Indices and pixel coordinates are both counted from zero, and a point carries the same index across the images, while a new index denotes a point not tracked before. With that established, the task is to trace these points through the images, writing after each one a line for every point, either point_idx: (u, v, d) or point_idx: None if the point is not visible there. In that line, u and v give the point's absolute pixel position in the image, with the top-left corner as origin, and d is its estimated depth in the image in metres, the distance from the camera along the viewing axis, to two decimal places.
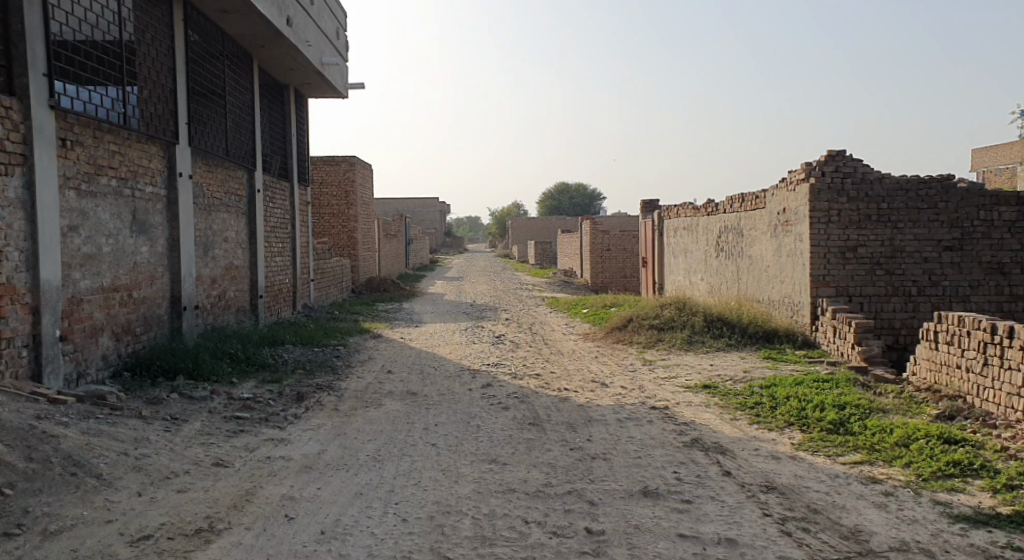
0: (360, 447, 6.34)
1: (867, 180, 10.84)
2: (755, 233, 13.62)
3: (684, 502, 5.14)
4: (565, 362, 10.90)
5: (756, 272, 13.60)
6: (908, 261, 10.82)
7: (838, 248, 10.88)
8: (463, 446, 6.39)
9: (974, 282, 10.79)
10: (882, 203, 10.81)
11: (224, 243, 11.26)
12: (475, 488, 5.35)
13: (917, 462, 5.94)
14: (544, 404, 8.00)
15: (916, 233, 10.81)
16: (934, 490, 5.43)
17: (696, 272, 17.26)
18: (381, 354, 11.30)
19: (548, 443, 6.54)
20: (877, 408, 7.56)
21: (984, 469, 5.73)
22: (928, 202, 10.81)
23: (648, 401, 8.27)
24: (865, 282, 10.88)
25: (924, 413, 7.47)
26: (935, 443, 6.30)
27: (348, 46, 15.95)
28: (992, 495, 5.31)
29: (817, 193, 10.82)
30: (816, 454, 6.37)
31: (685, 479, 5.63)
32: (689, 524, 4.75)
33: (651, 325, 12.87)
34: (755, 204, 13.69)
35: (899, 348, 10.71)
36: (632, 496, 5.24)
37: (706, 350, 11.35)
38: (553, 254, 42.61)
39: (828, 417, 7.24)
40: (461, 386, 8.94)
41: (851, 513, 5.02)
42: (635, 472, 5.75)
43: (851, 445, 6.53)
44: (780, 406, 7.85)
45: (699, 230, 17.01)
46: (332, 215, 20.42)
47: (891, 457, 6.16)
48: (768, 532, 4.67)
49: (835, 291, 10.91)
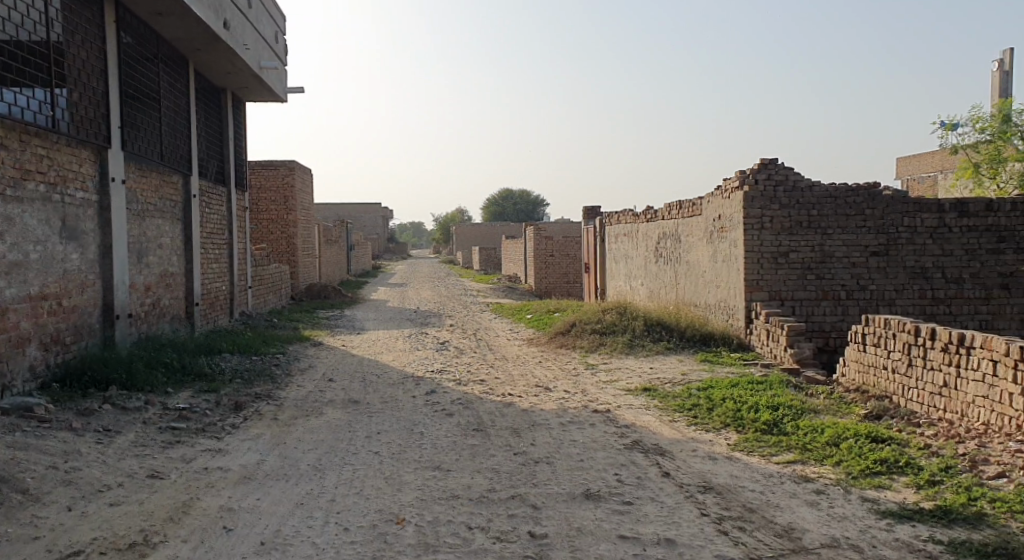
0: (301, 456, 6.27)
1: (798, 188, 11.17)
2: (693, 239, 13.89)
3: (625, 503, 5.22)
4: (508, 368, 10.94)
5: (694, 277, 13.88)
6: (837, 266, 11.18)
7: (771, 253, 11.18)
8: (406, 454, 6.37)
9: (899, 286, 11.15)
10: (812, 211, 11.16)
11: (158, 249, 11.00)
12: (418, 495, 5.34)
13: (846, 461, 6.14)
14: (488, 410, 8.03)
15: (844, 239, 11.17)
16: (862, 487, 5.63)
17: (636, 278, 17.51)
18: (321, 361, 11.17)
19: (492, 448, 6.56)
20: (808, 409, 7.80)
21: (908, 466, 5.96)
22: (856, 209, 11.20)
23: (591, 405, 8.37)
24: (797, 286, 11.21)
25: (852, 413, 7.73)
26: (863, 442, 6.53)
27: (286, 50, 15.73)
28: (916, 491, 5.53)
29: (751, 200, 11.12)
30: (751, 455, 6.53)
31: (627, 481, 5.72)
32: (629, 525, 4.83)
33: (593, 329, 13.00)
34: (692, 210, 13.97)
35: (829, 350, 11.07)
36: (574, 499, 5.30)
37: (647, 354, 11.54)
38: (497, 260, 42.73)
39: (762, 417, 7.44)
40: (404, 394, 8.91)
41: (784, 511, 5.17)
42: (577, 476, 5.81)
43: (784, 445, 6.72)
44: (717, 408, 8.04)
45: (639, 236, 17.28)
46: (271, 220, 20.11)
47: (822, 456, 6.35)
48: (705, 531, 4.77)
49: (768, 296, 11.23)
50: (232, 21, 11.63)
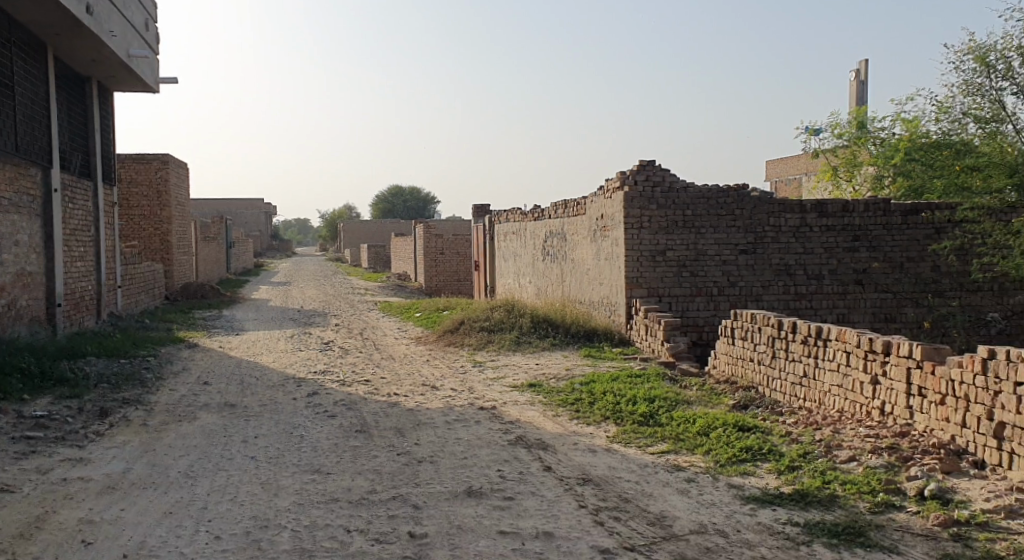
0: (171, 464, 6.00)
1: (674, 189, 11.58)
2: (577, 237, 14.17)
3: (506, 499, 5.27)
4: (394, 367, 10.84)
5: (578, 274, 14.17)
6: (709, 263, 11.66)
7: (649, 252, 11.56)
8: (284, 457, 6.21)
9: (765, 282, 11.75)
10: (687, 211, 11.59)
11: (13, 247, 10.28)
12: (295, 499, 5.22)
13: (715, 450, 6.44)
14: (372, 410, 7.93)
15: (716, 238, 11.67)
16: (729, 474, 5.91)
17: (524, 275, 17.69)
18: (197, 364, 10.73)
19: (375, 449, 6.49)
20: (682, 400, 8.12)
21: (771, 453, 6.31)
22: (726, 209, 11.71)
23: (476, 402, 8.40)
24: (673, 283, 11.64)
25: (722, 403, 8.10)
26: (731, 431, 6.86)
27: (157, 38, 15.02)
28: (777, 476, 5.85)
29: (630, 200, 11.46)
30: (628, 446, 6.73)
31: (508, 477, 5.77)
32: (509, 521, 4.88)
33: (481, 327, 13.06)
34: (577, 209, 14.25)
35: (702, 344, 11.59)
36: (456, 497, 5.31)
37: (533, 350, 11.69)
38: (386, 258, 42.26)
39: (639, 410, 7.68)
40: (284, 396, 8.68)
41: (657, 500, 5.35)
42: (460, 473, 5.83)
43: (659, 435, 6.97)
44: (597, 401, 8.24)
45: (526, 234, 17.48)
46: (143, 216, 19.15)
47: (694, 446, 6.62)
48: (583, 523, 4.88)
49: (646, 292, 11.61)
50: (95, 6, 10.99)
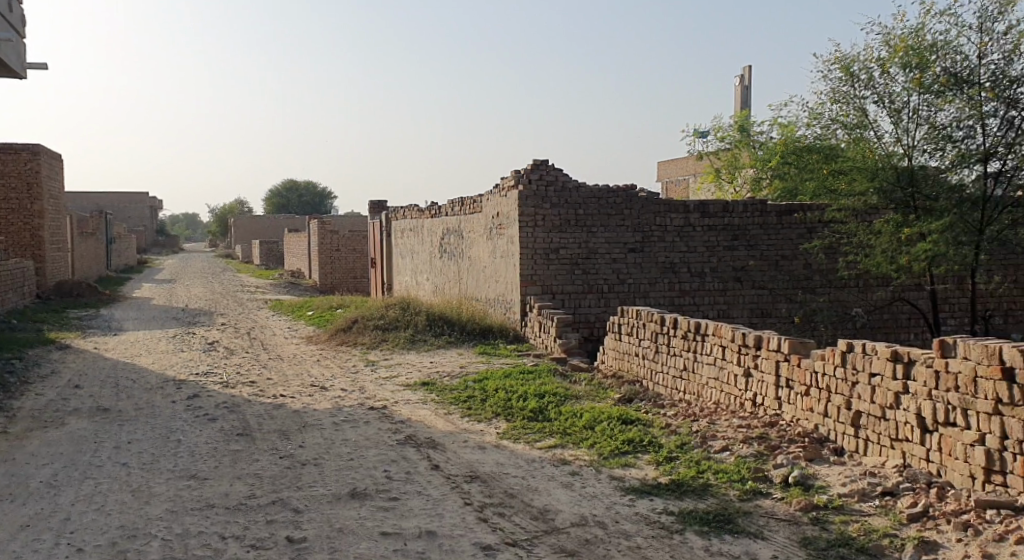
0: (33, 474, 5.67)
1: (566, 189, 11.78)
2: (473, 235, 14.21)
3: (390, 499, 5.24)
4: (283, 367, 10.57)
5: (474, 272, 14.20)
6: (600, 261, 11.92)
7: (543, 250, 11.72)
8: (159, 463, 5.96)
9: (652, 280, 12.09)
10: (578, 210, 11.81)
11: None
12: (168, 507, 5.02)
13: (599, 443, 6.60)
14: (256, 413, 7.72)
15: (606, 236, 11.92)
16: (610, 467, 6.07)
17: (422, 273, 17.58)
18: (68, 367, 10.15)
19: (257, 452, 6.32)
20: (571, 395, 8.28)
21: (651, 445, 6.53)
22: (616, 209, 11.99)
23: (367, 402, 8.30)
24: (565, 281, 11.86)
25: (608, 397, 8.32)
26: (614, 424, 7.06)
27: (24, 21, 14.12)
28: (656, 467, 6.06)
29: (524, 199, 11.59)
30: (516, 441, 6.81)
31: (394, 477, 5.74)
32: (392, 521, 4.85)
33: (374, 325, 12.91)
34: (473, 207, 14.28)
35: (593, 340, 11.84)
36: (339, 499, 5.24)
37: (427, 348, 11.64)
38: (279, 255, 41.17)
39: (529, 405, 7.79)
40: (164, 399, 8.33)
41: (541, 495, 5.44)
42: (344, 475, 5.75)
43: (547, 430, 7.08)
44: (489, 398, 8.30)
45: (423, 232, 17.38)
46: (10, 210, 17.95)
47: (579, 440, 6.76)
48: (466, 520, 4.90)
49: (540, 290, 11.78)
50: None
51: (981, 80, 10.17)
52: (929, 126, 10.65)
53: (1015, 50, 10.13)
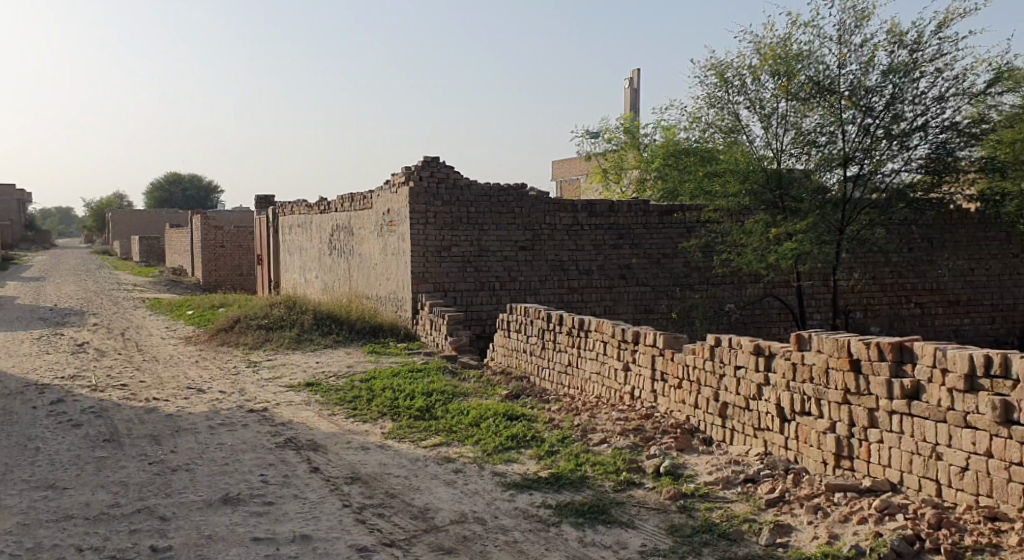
0: None
1: (457, 186, 11.77)
2: (363, 232, 14.02)
3: (265, 504, 5.11)
4: (159, 369, 10.13)
5: (364, 269, 14.02)
6: (492, 259, 11.99)
7: (435, 247, 11.68)
8: (13, 474, 5.61)
9: (543, 277, 12.27)
10: (469, 208, 11.83)
11: None
12: (20, 521, 4.74)
13: (484, 439, 6.66)
14: (126, 418, 7.37)
15: (498, 234, 12.00)
16: (493, 463, 6.13)
17: (310, 270, 17.21)
18: None
19: (124, 459, 6.04)
20: (459, 393, 8.31)
21: (534, 440, 6.64)
22: (507, 207, 12.08)
23: (247, 404, 8.07)
24: (457, 278, 11.86)
25: (496, 394, 8.41)
26: (500, 421, 7.13)
27: None
28: (538, 462, 6.17)
29: (415, 196, 11.51)
30: (402, 441, 6.78)
31: (271, 481, 5.60)
32: (265, 526, 4.74)
33: (259, 324, 12.56)
34: (363, 203, 14.08)
35: (485, 337, 11.90)
36: (210, 505, 5.07)
37: (314, 348, 11.41)
38: (161, 251, 39.43)
39: (415, 404, 7.76)
40: (23, 405, 7.83)
41: (422, 493, 5.43)
42: (218, 480, 5.57)
43: (433, 429, 7.08)
44: (375, 397, 8.22)
45: (311, 228, 17.03)
46: None
47: (464, 437, 6.80)
48: (344, 522, 4.84)
49: (432, 288, 11.74)
50: None
51: (841, 89, 11.03)
52: (795, 131, 11.42)
53: (870, 61, 10.93)
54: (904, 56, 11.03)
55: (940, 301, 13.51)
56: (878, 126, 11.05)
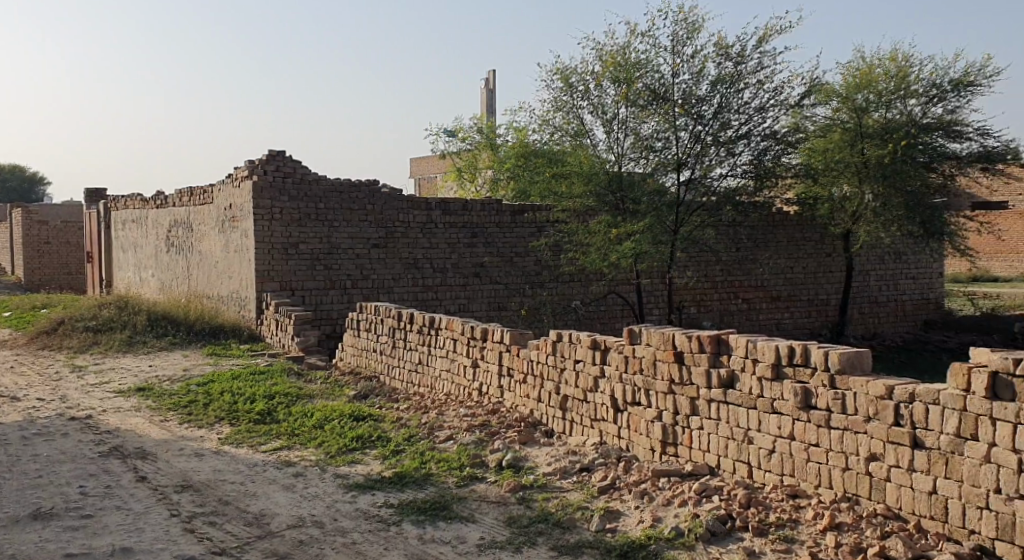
0: None
1: (305, 181, 11.47)
2: (204, 228, 13.38)
3: (82, 518, 4.79)
4: None
5: (205, 268, 13.39)
6: (342, 257, 11.75)
7: (281, 244, 11.32)
8: None
9: (395, 275, 12.15)
10: (318, 204, 11.55)
11: None
12: None
13: (327, 441, 6.53)
14: None
15: (348, 232, 11.78)
16: (336, 464, 6.02)
17: (145, 268, 16.24)
18: None
19: None
20: (303, 394, 8.10)
21: (379, 439, 6.59)
22: (359, 204, 11.87)
23: (69, 412, 7.52)
24: (305, 276, 11.54)
25: (343, 394, 8.28)
26: (344, 422, 7.02)
27: None
28: (382, 461, 6.12)
29: (259, 190, 11.12)
30: (240, 446, 6.53)
31: (90, 492, 5.25)
32: (80, 541, 4.44)
33: (86, 326, 11.72)
34: (203, 198, 13.45)
35: (334, 337, 11.67)
36: (18, 522, 4.69)
37: (147, 351, 10.77)
38: None
39: (256, 408, 7.50)
40: None
41: (258, 499, 5.26)
42: (29, 495, 5.16)
43: (274, 432, 6.86)
44: (213, 402, 7.87)
45: (147, 224, 16.07)
46: None
47: (307, 439, 6.64)
48: (170, 533, 4.62)
49: (278, 286, 11.37)
50: None
51: (675, 97, 11.69)
52: (635, 136, 11.94)
53: (700, 71, 11.59)
54: (730, 68, 11.78)
55: (764, 297, 14.49)
56: (707, 134, 11.84)
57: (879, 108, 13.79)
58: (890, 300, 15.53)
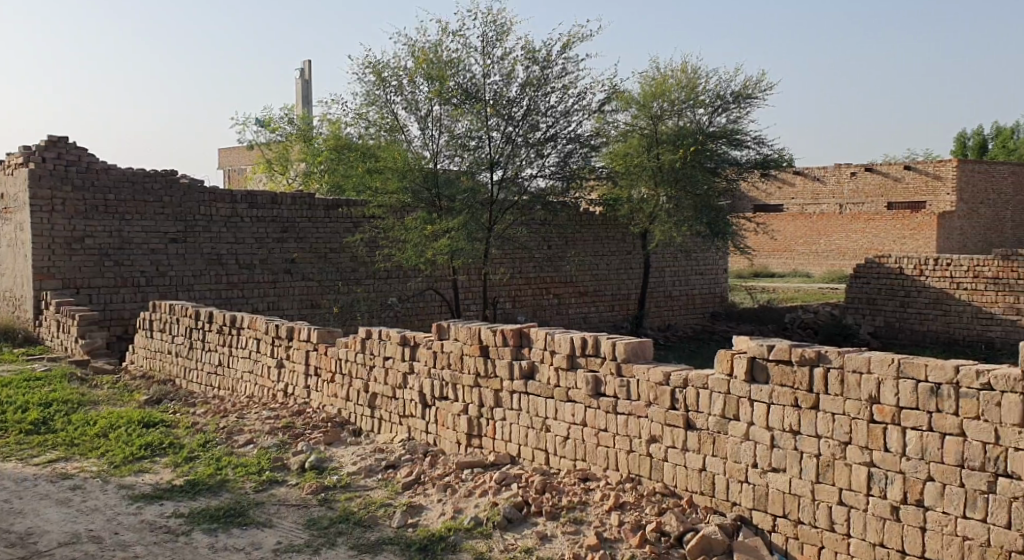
0: None
1: (92, 170, 10.59)
2: None
3: None
4: None
5: None
6: (136, 252, 10.95)
7: (63, 238, 10.38)
8: None
9: (197, 272, 11.45)
10: (108, 195, 10.70)
11: None
12: None
13: (111, 451, 6.07)
14: None
15: (142, 225, 11.00)
16: (121, 475, 5.60)
17: None
18: None
19: None
20: (86, 401, 7.49)
21: (171, 446, 6.22)
22: (154, 195, 11.11)
23: None
24: (93, 273, 10.61)
25: (133, 399, 7.73)
26: (132, 429, 6.56)
27: None
28: (173, 470, 5.77)
29: (37, 179, 10.14)
30: (8, 460, 5.92)
31: None
32: None
33: None
34: None
35: (126, 339, 10.85)
36: None
37: None
38: None
39: (29, 417, 6.83)
40: None
41: (25, 517, 4.80)
42: None
43: (48, 444, 6.27)
44: None
45: None
46: None
47: (88, 450, 6.14)
48: None
49: (60, 284, 10.40)
50: None
51: (485, 97, 11.91)
52: (448, 135, 12.01)
53: (509, 73, 11.89)
54: (537, 72, 12.18)
55: (573, 292, 15.08)
56: (518, 135, 12.15)
57: (673, 116, 14.88)
58: (682, 294, 16.69)
